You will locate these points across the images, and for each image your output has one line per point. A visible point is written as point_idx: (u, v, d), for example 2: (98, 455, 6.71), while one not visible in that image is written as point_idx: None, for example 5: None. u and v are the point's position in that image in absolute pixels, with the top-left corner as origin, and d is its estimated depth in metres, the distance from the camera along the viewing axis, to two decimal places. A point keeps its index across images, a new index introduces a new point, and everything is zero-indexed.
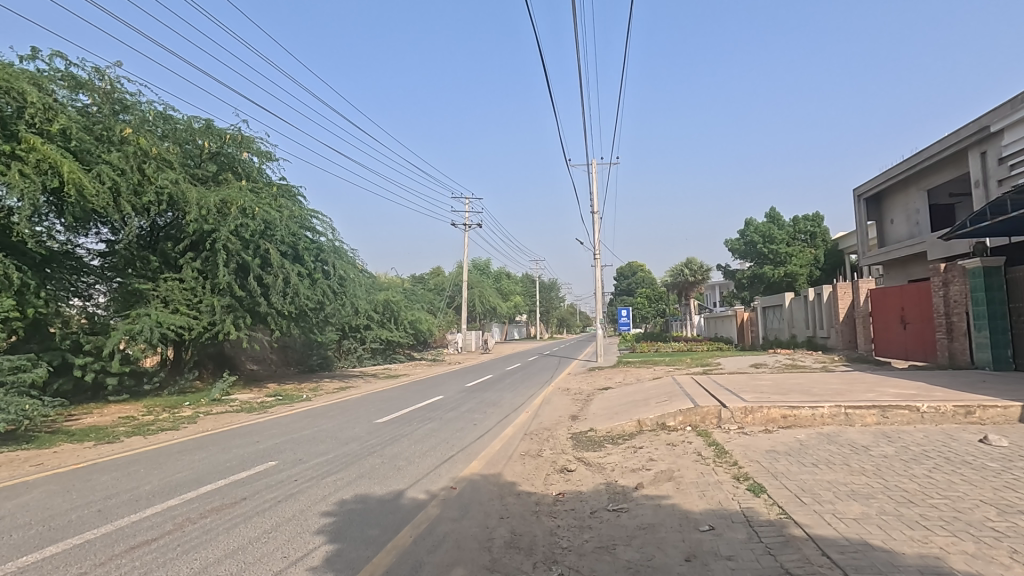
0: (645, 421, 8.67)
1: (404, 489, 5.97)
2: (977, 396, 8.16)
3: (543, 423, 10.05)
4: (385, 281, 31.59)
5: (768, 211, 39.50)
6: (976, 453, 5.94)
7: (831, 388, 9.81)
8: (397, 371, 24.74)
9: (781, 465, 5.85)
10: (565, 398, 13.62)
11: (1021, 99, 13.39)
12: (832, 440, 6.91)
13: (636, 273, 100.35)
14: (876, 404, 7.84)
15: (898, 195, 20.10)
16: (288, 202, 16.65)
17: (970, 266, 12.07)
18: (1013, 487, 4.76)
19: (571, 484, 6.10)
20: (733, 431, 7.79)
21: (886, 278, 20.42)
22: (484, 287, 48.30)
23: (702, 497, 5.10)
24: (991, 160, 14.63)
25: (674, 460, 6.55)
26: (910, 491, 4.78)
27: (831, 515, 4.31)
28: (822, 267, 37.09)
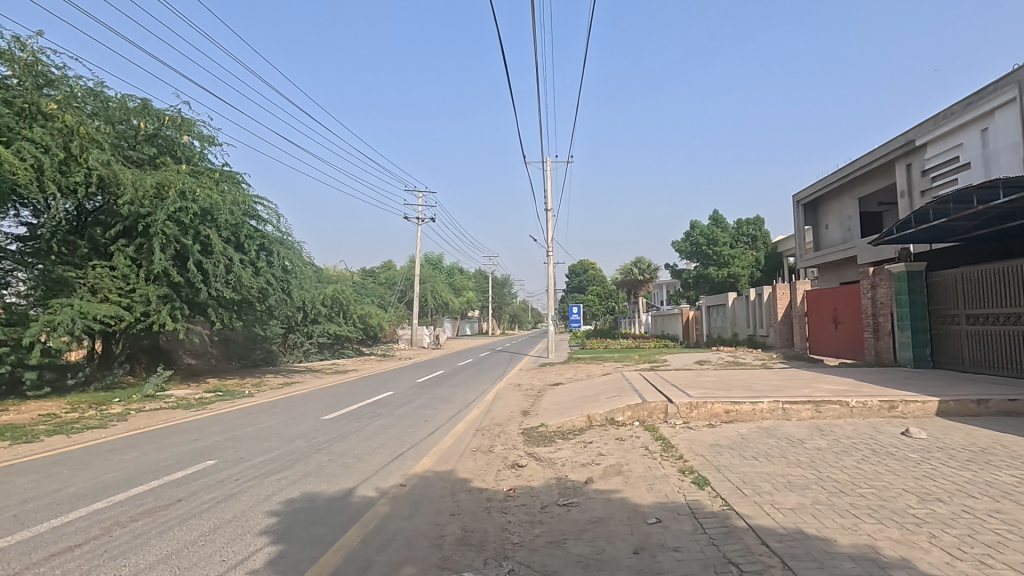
0: (595, 416, 8.80)
1: (353, 487, 5.83)
2: (901, 392, 8.72)
3: (495, 419, 10.02)
4: (334, 275, 30.73)
5: (713, 214, 40.99)
6: (899, 445, 6.36)
7: (770, 384, 10.28)
8: (346, 366, 24.02)
9: (725, 459, 6.07)
10: (516, 393, 13.66)
11: (942, 116, 14.44)
12: (770, 433, 7.23)
13: (587, 271, 101.98)
14: (810, 399, 8.28)
15: (833, 202, 21.25)
16: (231, 188, 15.94)
17: (896, 270, 12.90)
18: (932, 476, 5.12)
19: (522, 479, 6.13)
20: (679, 426, 8.03)
21: (821, 280, 21.57)
22: (437, 282, 47.79)
23: (650, 490, 5.23)
24: (916, 172, 15.69)
25: (623, 454, 6.68)
26: (841, 482, 5.07)
27: (770, 506, 4.50)
28: (762, 268, 38.76)
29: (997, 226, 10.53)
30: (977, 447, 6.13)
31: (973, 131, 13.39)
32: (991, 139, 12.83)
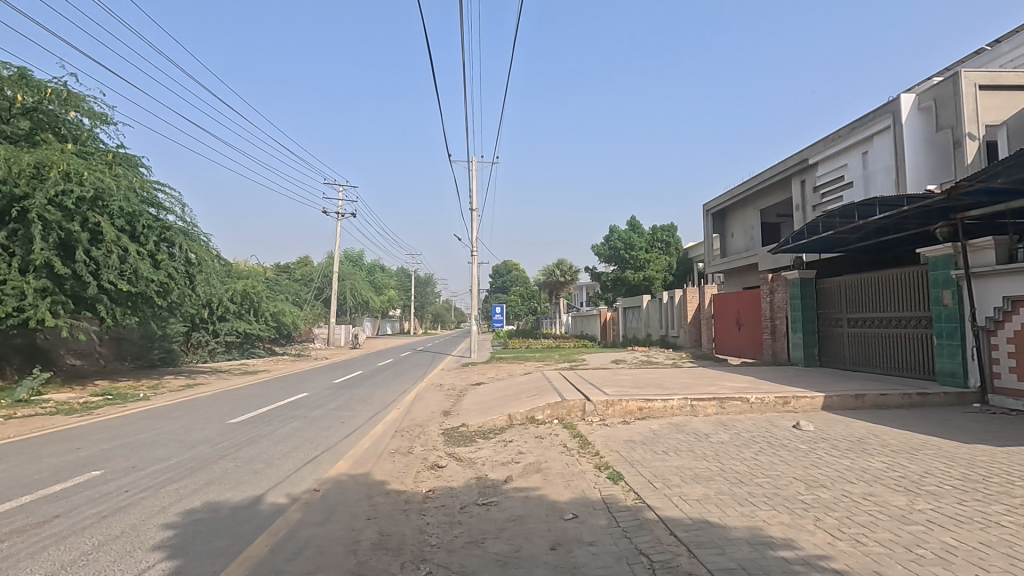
0: (515, 415, 8.88)
1: (262, 494, 5.51)
2: (793, 389, 9.52)
3: (415, 420, 9.85)
4: (244, 270, 28.92)
5: (630, 220, 42.87)
6: (791, 437, 6.95)
7: (680, 382, 10.87)
8: (256, 367, 22.66)
9: (638, 454, 6.34)
10: (437, 394, 13.51)
11: (832, 138, 15.93)
12: (680, 429, 7.64)
13: (511, 271, 102.99)
14: (715, 396, 8.84)
15: (738, 212, 22.86)
16: (126, 172, 14.59)
17: (790, 277, 14.08)
18: (817, 465, 5.64)
19: (441, 480, 6.07)
20: (596, 423, 8.30)
21: (727, 285, 23.13)
22: (357, 279, 46.30)
23: (567, 486, 5.36)
24: (808, 188, 17.26)
25: (542, 452, 6.80)
26: (741, 472, 5.45)
27: (678, 498, 4.75)
28: (674, 274, 41.43)
29: (874, 240, 11.78)
30: (854, 438, 6.82)
31: (856, 153, 14.92)
32: (871, 162, 14.37)
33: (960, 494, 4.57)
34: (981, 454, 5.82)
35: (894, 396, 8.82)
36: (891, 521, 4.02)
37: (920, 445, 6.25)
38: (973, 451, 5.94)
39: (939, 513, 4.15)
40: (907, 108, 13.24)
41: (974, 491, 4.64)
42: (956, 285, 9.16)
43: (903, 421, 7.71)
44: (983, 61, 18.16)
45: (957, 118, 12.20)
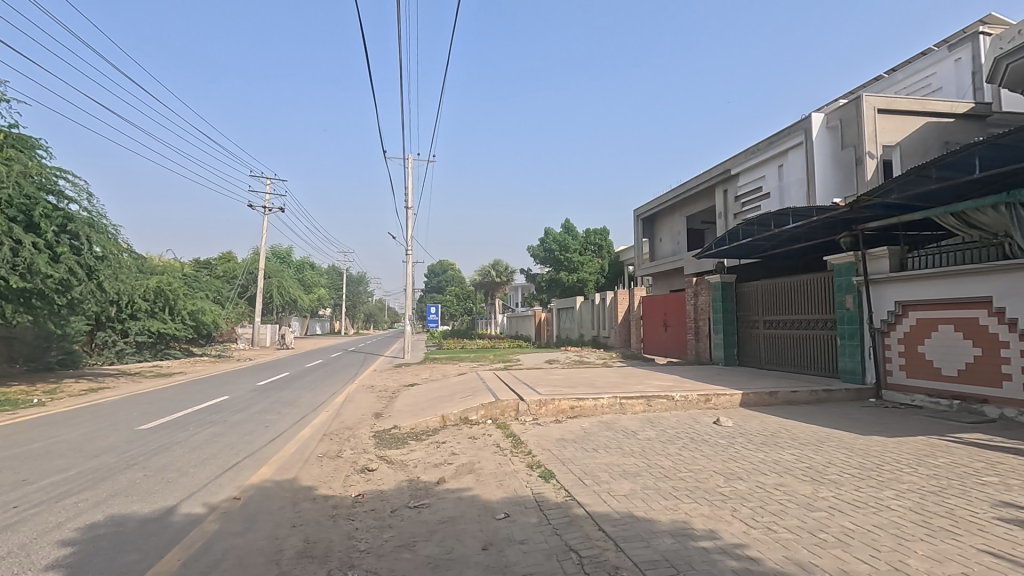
0: (449, 416, 8.80)
1: (175, 505, 5.16)
2: (714, 387, 10.05)
3: (344, 423, 9.56)
4: (159, 266, 26.96)
5: (565, 222, 43.76)
6: (711, 432, 7.33)
7: (610, 381, 11.19)
8: (171, 369, 21.15)
9: (569, 452, 6.47)
10: (369, 395, 13.18)
11: (751, 151, 16.96)
12: (609, 426, 7.87)
13: (447, 271, 102.35)
14: (643, 394, 9.18)
15: (665, 218, 23.85)
16: (20, 155, 13.20)
17: (713, 281, 14.86)
18: (735, 458, 5.98)
19: (372, 483, 5.92)
20: (529, 422, 8.40)
21: (655, 287, 24.08)
22: (284, 277, 44.33)
23: (500, 486, 5.39)
24: (730, 197, 18.29)
25: (475, 453, 6.79)
26: (665, 467, 5.69)
27: (606, 494, 4.89)
28: (606, 276, 42.57)
29: (787, 247, 12.65)
30: (768, 432, 7.29)
31: (772, 166, 15.97)
32: (785, 174, 15.43)
33: (857, 481, 5.00)
34: (876, 445, 6.39)
35: (803, 392, 9.50)
36: (799, 509, 4.33)
37: (824, 438, 6.77)
38: (869, 442, 6.51)
39: (840, 499, 4.52)
40: (817, 126, 14.31)
41: (868, 478, 5.09)
42: (857, 291, 9.99)
43: (810, 416, 8.33)
44: (881, 87, 19.96)
45: (859, 138, 13.32)
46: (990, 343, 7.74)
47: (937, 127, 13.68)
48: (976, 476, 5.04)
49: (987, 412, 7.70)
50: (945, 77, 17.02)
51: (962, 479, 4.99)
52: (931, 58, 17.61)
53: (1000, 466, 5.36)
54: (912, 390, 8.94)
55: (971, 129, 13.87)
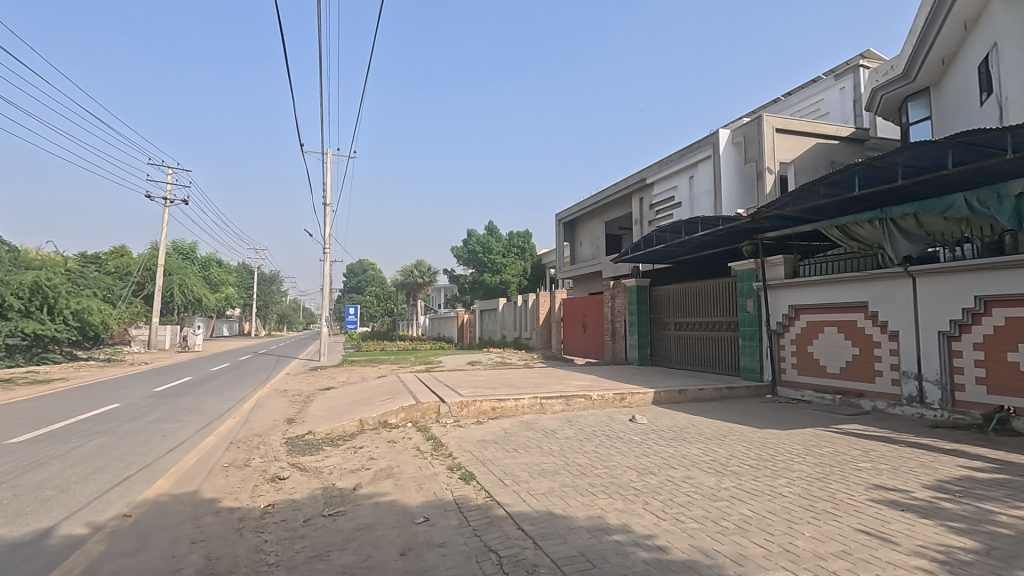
0: (367, 419, 8.50)
1: (52, 526, 4.63)
2: (629, 386, 10.48)
3: (254, 430, 9.02)
4: (36, 259, 24.17)
5: (488, 224, 44.03)
6: (627, 430, 7.63)
7: (530, 382, 11.37)
8: (49, 375, 19.00)
9: (489, 453, 6.50)
10: (281, 400, 12.53)
11: (665, 161, 17.87)
12: (530, 426, 7.99)
13: (367, 271, 99.56)
14: (562, 394, 9.40)
15: (586, 223, 24.60)
16: None
17: (629, 285, 15.50)
18: (647, 454, 6.27)
19: (283, 493, 5.63)
20: (450, 425, 8.34)
21: (575, 290, 24.75)
22: (188, 274, 41.20)
23: (420, 490, 5.31)
24: (645, 205, 19.17)
25: (394, 457, 6.65)
26: (583, 465, 5.86)
27: (526, 493, 4.96)
28: (528, 278, 43.15)
29: (696, 254, 13.45)
30: (678, 428, 7.70)
31: (684, 176, 16.93)
32: (695, 185, 16.41)
33: (754, 472, 5.41)
34: (772, 437, 6.94)
35: (709, 390, 10.14)
36: (704, 499, 4.61)
37: (727, 432, 7.26)
38: (766, 435, 7.06)
39: (739, 489, 4.87)
40: (724, 142, 15.34)
41: (764, 468, 5.52)
42: (757, 295, 10.83)
43: (715, 412, 8.90)
44: (779, 109, 21.78)
45: (760, 154, 14.42)
46: (866, 343, 8.63)
47: (825, 148, 15.10)
48: (854, 463, 5.61)
49: (862, 405, 8.61)
50: (831, 103, 18.86)
51: (842, 465, 5.54)
52: (820, 85, 19.46)
53: (874, 453, 6.00)
54: (802, 386, 9.81)
55: (852, 150, 15.45)
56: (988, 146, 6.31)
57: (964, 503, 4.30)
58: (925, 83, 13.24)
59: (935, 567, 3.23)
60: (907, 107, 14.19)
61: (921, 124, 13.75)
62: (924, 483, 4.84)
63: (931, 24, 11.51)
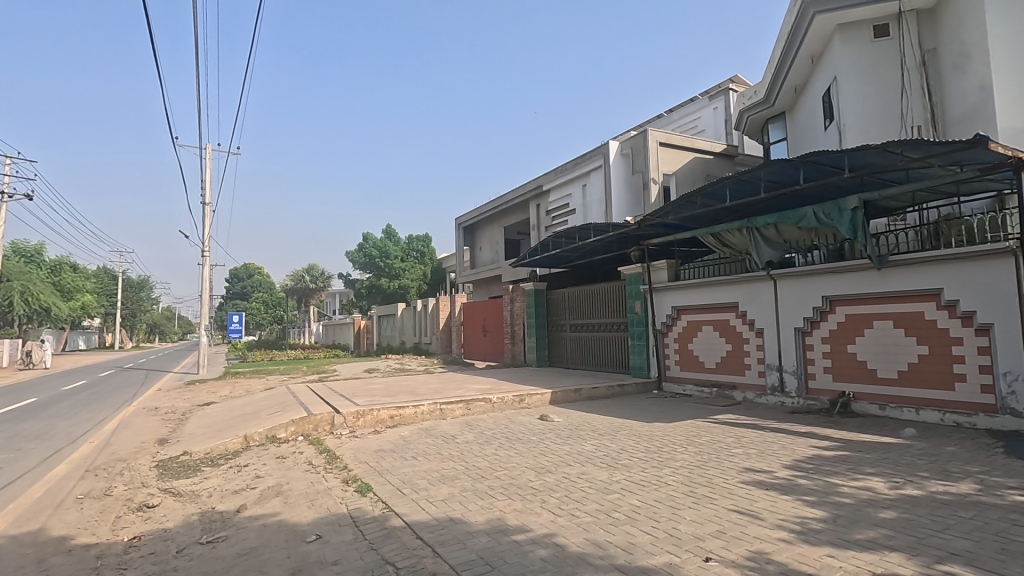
0: (252, 435, 7.88)
1: None
2: (528, 387, 10.70)
3: (116, 455, 8.02)
4: None
5: (385, 228, 43.21)
6: (525, 431, 7.79)
7: (430, 388, 11.22)
8: None
9: (387, 462, 6.31)
10: (151, 419, 11.29)
11: (560, 169, 18.53)
12: (429, 433, 7.89)
13: (253, 275, 92.84)
14: (462, 398, 9.39)
15: (485, 228, 24.82)
16: None
17: (527, 288, 15.84)
18: (545, 453, 6.44)
19: (152, 522, 5.07)
20: (345, 436, 8.01)
21: (475, 294, 24.88)
22: (32, 280, 35.86)
23: (311, 506, 5.02)
24: (542, 211, 19.75)
25: (283, 473, 6.25)
26: (483, 468, 5.88)
27: (425, 500, 4.88)
28: (428, 282, 42.60)
29: (589, 258, 14.08)
30: (574, 426, 7.99)
31: (577, 185, 17.67)
32: (588, 193, 17.19)
33: (642, 463, 5.75)
34: (658, 430, 7.42)
35: (602, 388, 10.64)
36: (597, 493, 4.82)
37: (618, 428, 7.66)
38: (652, 428, 7.53)
39: (629, 481, 5.15)
40: (613, 153, 16.23)
41: (650, 459, 5.89)
42: (643, 297, 11.56)
43: (607, 409, 9.35)
44: (661, 124, 23.49)
45: (645, 165, 15.44)
46: (737, 339, 9.52)
47: (702, 162, 16.48)
48: (727, 449, 6.16)
49: (735, 396, 9.48)
50: (706, 121, 20.67)
51: (717, 452, 6.07)
52: (697, 104, 21.25)
53: (744, 439, 6.63)
54: (684, 381, 10.60)
55: (724, 165, 17.03)
56: (832, 165, 7.22)
57: (816, 479, 4.88)
58: (782, 107, 14.94)
59: (793, 537, 3.63)
60: (768, 128, 15.91)
61: (780, 144, 15.48)
62: (784, 464, 5.43)
63: (786, 57, 13.04)
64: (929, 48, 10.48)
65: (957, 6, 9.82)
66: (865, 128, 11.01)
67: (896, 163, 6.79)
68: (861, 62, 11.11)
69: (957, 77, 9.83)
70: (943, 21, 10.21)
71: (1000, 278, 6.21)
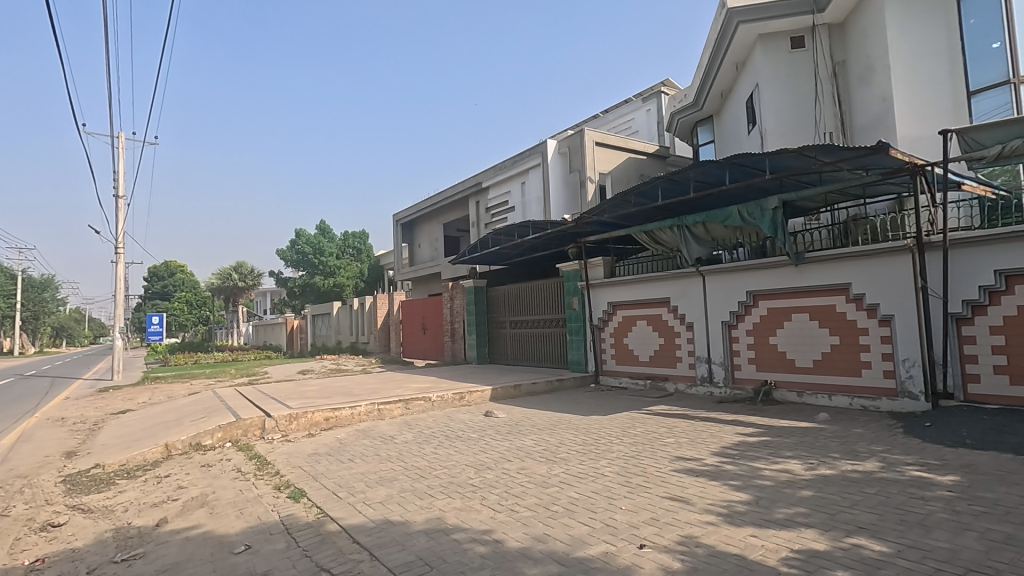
0: (173, 444, 7.38)
1: None
2: (468, 385, 10.66)
3: (15, 471, 7.31)
4: None
5: (319, 224, 41.88)
6: (465, 428, 7.77)
7: (368, 388, 10.95)
8: None
9: (322, 466, 6.11)
10: (57, 431, 10.36)
11: (499, 167, 18.58)
12: (366, 434, 7.71)
13: (174, 274, 87.24)
14: (401, 398, 9.24)
15: (423, 225, 24.51)
16: None
17: (467, 285, 15.79)
18: (485, 450, 6.45)
19: (58, 542, 4.66)
20: (277, 440, 7.69)
21: (414, 291, 24.54)
22: None
23: (240, 516, 4.79)
24: (481, 209, 19.73)
25: (209, 482, 5.92)
26: (422, 468, 5.82)
27: (362, 503, 4.77)
28: (365, 280, 41.58)
29: (527, 255, 14.20)
30: (514, 422, 8.04)
31: (516, 182, 17.79)
32: (527, 191, 17.34)
33: (580, 456, 5.87)
34: (595, 423, 7.60)
35: (541, 384, 10.77)
36: (536, 487, 4.89)
37: (557, 422, 7.78)
38: (589, 422, 7.71)
39: (567, 474, 5.25)
40: (551, 151, 16.45)
41: (588, 452, 6.03)
42: (581, 294, 11.80)
43: (547, 404, 9.48)
44: (597, 124, 24.04)
45: (582, 164, 15.75)
46: (669, 333, 9.91)
47: (636, 162, 17.00)
48: (660, 439, 6.41)
49: (667, 387, 9.88)
50: (640, 123, 21.33)
51: (651, 442, 6.29)
52: (631, 105, 21.89)
53: (676, 429, 6.91)
54: (620, 374, 10.92)
55: (657, 165, 17.64)
56: (754, 167, 7.64)
57: (741, 464, 5.17)
58: (709, 111, 15.66)
59: (720, 520, 3.82)
60: (697, 130, 16.62)
61: (708, 146, 16.21)
62: (712, 451, 5.71)
63: (712, 64, 13.67)
64: (839, 60, 11.26)
65: (862, 23, 10.55)
66: (784, 133, 11.80)
67: (811, 166, 7.27)
68: (779, 72, 11.81)
69: (863, 89, 10.64)
70: (850, 36, 11.01)
71: (900, 274, 6.79)
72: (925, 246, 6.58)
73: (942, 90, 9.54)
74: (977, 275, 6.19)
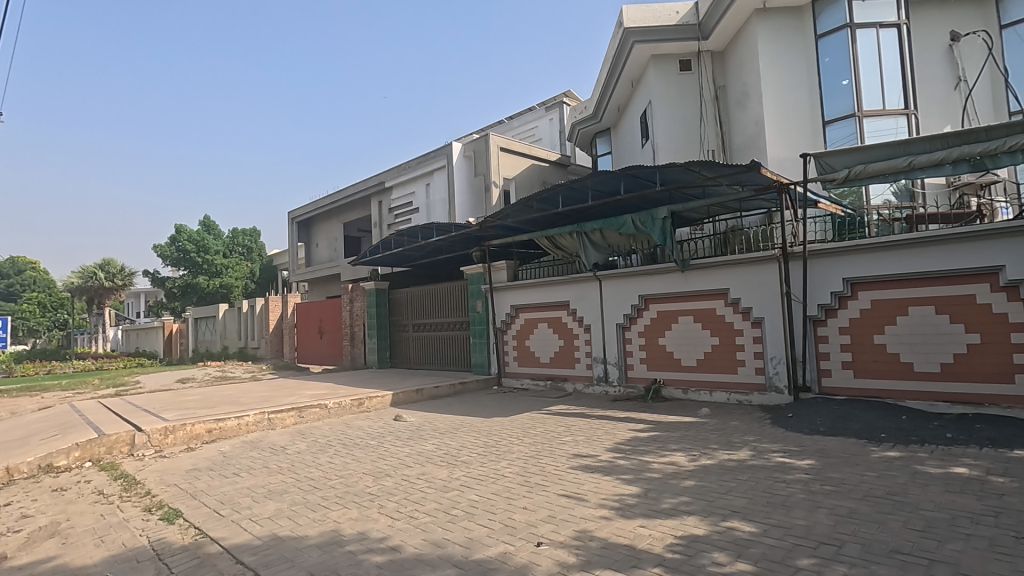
0: (15, 467, 6.27)
1: None
2: (367, 390, 10.32)
3: None
4: None
5: (204, 219, 38.66)
6: (363, 435, 7.51)
7: (257, 397, 10.23)
8: None
9: (202, 483, 5.61)
10: None
11: (403, 167, 18.21)
12: (254, 446, 7.20)
13: (22, 271, 76.06)
14: (294, 406, 8.76)
15: (322, 224, 23.41)
16: None
17: (368, 287, 15.30)
18: (383, 456, 6.28)
19: None
20: (149, 457, 6.97)
21: (311, 293, 23.36)
22: None
23: (101, 544, 4.26)
24: (383, 209, 19.23)
25: (62, 508, 5.20)
26: (315, 479, 5.54)
27: (247, 520, 4.44)
28: (255, 281, 38.98)
29: (431, 258, 14.04)
30: (415, 427, 7.90)
31: (421, 183, 17.55)
32: (431, 193, 17.18)
33: (481, 458, 5.89)
34: (496, 425, 7.68)
35: (444, 387, 10.70)
36: (436, 492, 4.83)
37: (459, 425, 7.76)
38: (491, 424, 7.77)
39: (467, 477, 5.24)
40: (456, 154, 16.43)
41: (488, 454, 6.06)
42: (484, 297, 11.88)
43: (449, 407, 9.43)
44: (502, 130, 24.40)
45: (487, 168, 15.91)
46: (568, 335, 10.26)
47: (538, 169, 17.47)
48: (558, 438, 6.60)
49: (566, 387, 10.21)
50: (543, 131, 21.96)
51: (550, 442, 6.46)
52: (534, 113, 22.45)
53: (574, 428, 7.16)
54: (522, 376, 11.12)
55: (558, 173, 18.24)
56: (647, 178, 8.13)
57: (632, 459, 5.46)
58: (607, 124, 16.46)
59: (612, 514, 4.01)
60: (596, 141, 17.40)
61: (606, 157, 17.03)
62: (607, 447, 5.98)
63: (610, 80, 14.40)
64: (720, 85, 12.34)
65: (739, 54, 11.66)
66: (673, 149, 12.68)
67: (696, 180, 7.88)
68: (669, 91, 12.70)
69: (739, 112, 11.73)
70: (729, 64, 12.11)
71: (769, 281, 7.56)
72: (789, 256, 7.38)
73: (802, 118, 10.78)
74: (829, 282, 7.05)
